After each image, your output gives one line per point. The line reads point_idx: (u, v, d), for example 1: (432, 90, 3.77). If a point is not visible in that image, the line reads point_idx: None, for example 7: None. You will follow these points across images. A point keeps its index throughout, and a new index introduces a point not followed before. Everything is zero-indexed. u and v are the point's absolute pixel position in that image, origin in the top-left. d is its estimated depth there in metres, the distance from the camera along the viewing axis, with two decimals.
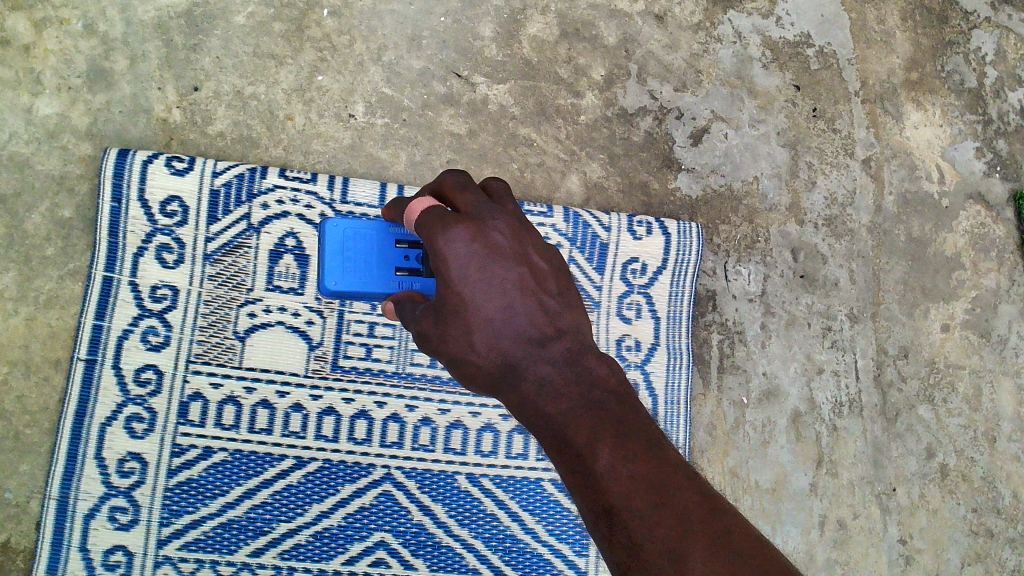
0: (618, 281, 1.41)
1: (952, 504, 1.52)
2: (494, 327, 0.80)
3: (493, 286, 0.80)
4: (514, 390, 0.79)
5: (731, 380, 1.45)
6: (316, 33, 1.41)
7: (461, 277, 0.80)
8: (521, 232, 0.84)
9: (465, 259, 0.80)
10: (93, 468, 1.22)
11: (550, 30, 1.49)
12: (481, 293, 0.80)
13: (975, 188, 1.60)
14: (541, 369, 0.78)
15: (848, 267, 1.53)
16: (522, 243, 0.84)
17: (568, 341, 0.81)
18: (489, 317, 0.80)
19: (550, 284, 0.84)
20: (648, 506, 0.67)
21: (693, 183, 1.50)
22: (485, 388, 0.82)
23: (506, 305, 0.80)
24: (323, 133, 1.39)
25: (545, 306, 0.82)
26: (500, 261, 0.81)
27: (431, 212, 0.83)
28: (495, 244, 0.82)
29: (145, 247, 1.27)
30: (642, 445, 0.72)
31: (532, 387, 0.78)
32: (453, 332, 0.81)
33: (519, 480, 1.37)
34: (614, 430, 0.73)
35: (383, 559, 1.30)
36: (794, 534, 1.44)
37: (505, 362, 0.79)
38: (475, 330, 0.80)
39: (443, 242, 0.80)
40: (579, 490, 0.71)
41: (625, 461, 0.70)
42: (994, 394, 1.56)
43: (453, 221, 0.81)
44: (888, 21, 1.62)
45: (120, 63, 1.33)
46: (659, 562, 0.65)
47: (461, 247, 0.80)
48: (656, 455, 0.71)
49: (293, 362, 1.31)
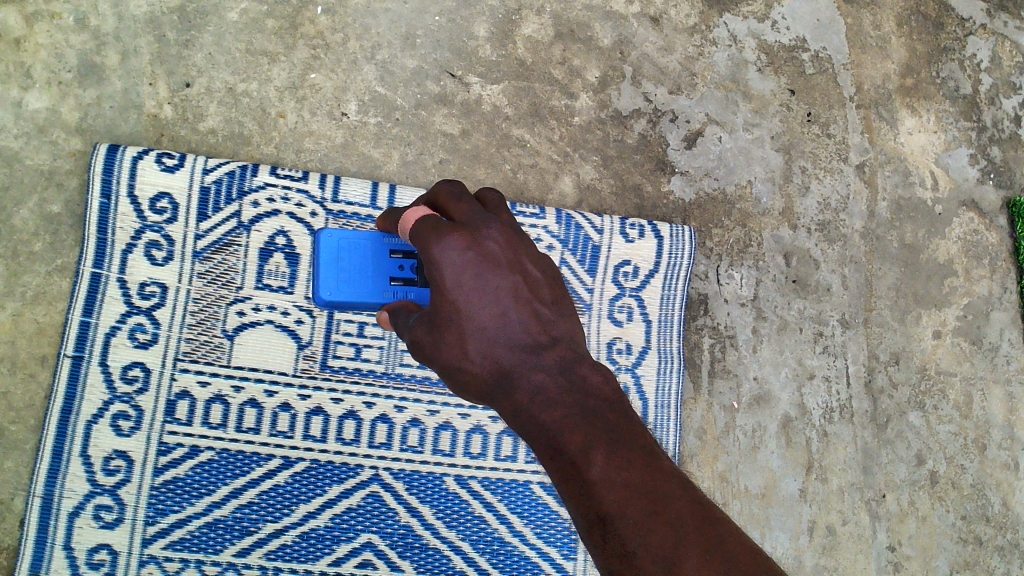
0: (610, 284, 1.41)
1: (942, 512, 1.52)
2: (488, 336, 0.80)
3: (487, 295, 0.80)
4: (507, 397, 0.78)
5: (722, 384, 1.44)
6: (309, 30, 1.40)
7: (456, 285, 0.79)
8: (515, 240, 0.84)
9: (459, 268, 0.79)
10: (78, 465, 1.21)
11: (545, 31, 1.49)
12: (476, 302, 0.79)
13: (968, 195, 1.60)
14: (535, 377, 0.78)
15: (840, 273, 1.53)
16: (516, 251, 0.83)
17: (562, 349, 0.80)
18: (484, 325, 0.80)
19: (544, 293, 0.84)
20: (644, 514, 0.67)
21: (686, 186, 1.50)
22: (479, 396, 0.81)
23: (500, 314, 0.80)
24: (316, 131, 1.38)
25: (539, 315, 0.82)
26: (495, 269, 0.81)
27: (424, 221, 0.83)
28: (489, 253, 0.81)
29: (134, 244, 1.27)
30: (636, 451, 0.71)
31: (525, 395, 0.77)
32: (448, 340, 0.80)
33: (507, 483, 1.36)
34: (609, 438, 0.72)
35: (370, 560, 1.29)
36: (783, 539, 1.43)
37: (500, 370, 0.79)
38: (469, 338, 0.80)
39: (435, 250, 0.80)
40: (574, 498, 0.70)
41: (619, 468, 0.69)
42: (985, 401, 1.56)
43: (447, 229, 0.81)
44: (884, 26, 1.62)
45: (111, 58, 1.32)
46: (654, 569, 0.64)
47: (455, 254, 0.80)
48: (650, 461, 0.70)
49: (282, 362, 1.30)
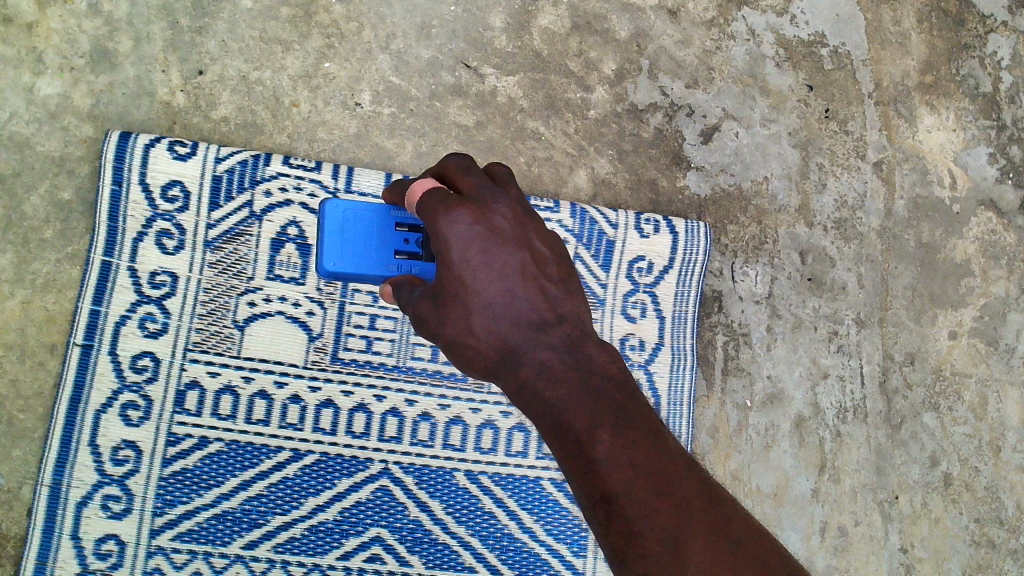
0: (624, 279, 1.40)
1: (955, 514, 1.48)
2: (494, 312, 0.79)
3: (493, 271, 0.79)
4: (513, 375, 0.78)
5: (735, 382, 1.43)
6: (324, 19, 1.40)
7: (462, 260, 0.78)
8: (524, 217, 0.83)
9: (466, 243, 0.78)
10: (86, 455, 1.20)
11: (562, 22, 1.47)
12: (483, 278, 0.78)
13: (987, 194, 1.57)
14: (542, 354, 0.78)
15: (856, 271, 1.50)
16: (525, 229, 0.82)
17: (568, 327, 0.80)
18: (490, 301, 0.79)
19: (551, 270, 0.83)
20: (647, 495, 0.69)
21: (702, 182, 1.48)
22: (483, 373, 0.81)
23: (506, 290, 0.79)
24: (329, 121, 1.38)
25: (546, 293, 0.81)
26: (503, 246, 0.79)
27: (433, 195, 0.81)
28: (498, 229, 0.80)
29: (145, 232, 1.26)
30: (641, 434, 0.73)
31: (532, 371, 0.77)
32: (453, 316, 0.79)
33: (517, 479, 1.34)
34: (615, 419, 0.73)
35: (379, 555, 1.28)
36: (795, 540, 1.41)
37: (506, 346, 0.79)
38: (475, 315, 0.79)
39: (442, 222, 0.79)
40: (578, 477, 0.72)
41: (624, 449, 0.71)
42: (1000, 404, 1.52)
43: (455, 204, 0.79)
44: (905, 22, 1.60)
45: (124, 44, 1.32)
46: (658, 548, 0.67)
47: (463, 229, 0.78)
48: (654, 443, 0.72)
49: (293, 353, 1.29)
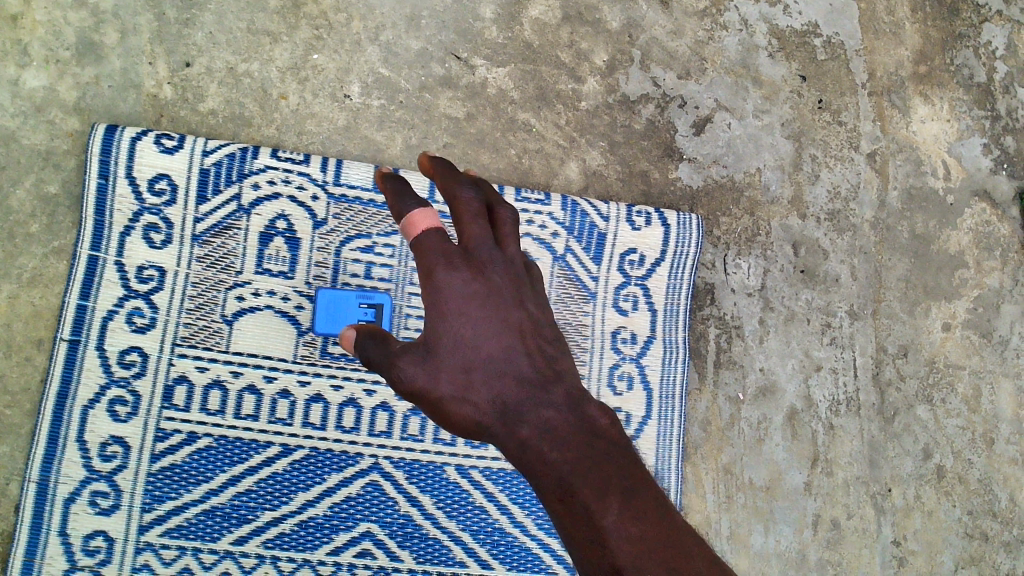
0: (615, 272, 1.39)
1: (948, 506, 1.47)
2: (486, 369, 0.68)
3: (489, 325, 0.69)
4: (510, 436, 0.66)
5: (727, 375, 1.42)
6: (312, 10, 1.38)
7: (453, 312, 0.70)
8: (520, 275, 0.73)
9: (459, 295, 0.70)
10: (74, 451, 1.20)
11: (553, 13, 1.46)
12: (474, 332, 0.69)
13: (981, 185, 1.56)
14: (539, 409, 0.66)
15: (849, 263, 1.49)
16: (520, 284, 0.72)
17: (568, 385, 0.69)
18: (481, 356, 0.69)
19: (546, 329, 0.73)
20: (652, 562, 0.59)
21: (694, 173, 1.47)
22: (479, 439, 0.69)
23: (501, 346, 0.69)
24: (317, 113, 1.37)
25: (543, 351, 0.71)
26: (498, 300, 0.70)
27: (433, 235, 0.72)
28: (491, 283, 0.71)
29: (133, 226, 1.26)
30: (648, 500, 0.62)
31: (527, 428, 0.65)
32: (434, 376, 0.70)
33: (508, 473, 1.33)
34: (618, 478, 0.63)
35: (369, 550, 1.27)
36: (787, 533, 1.41)
37: (497, 404, 0.67)
38: (463, 369, 0.69)
39: (438, 273, 0.70)
40: (578, 543, 0.61)
41: (630, 514, 0.60)
42: (994, 396, 1.51)
43: (453, 250, 0.71)
44: (898, 12, 1.59)
45: (110, 36, 1.31)
46: None
47: (455, 279, 0.70)
48: (664, 514, 0.62)
49: (282, 348, 1.28)
